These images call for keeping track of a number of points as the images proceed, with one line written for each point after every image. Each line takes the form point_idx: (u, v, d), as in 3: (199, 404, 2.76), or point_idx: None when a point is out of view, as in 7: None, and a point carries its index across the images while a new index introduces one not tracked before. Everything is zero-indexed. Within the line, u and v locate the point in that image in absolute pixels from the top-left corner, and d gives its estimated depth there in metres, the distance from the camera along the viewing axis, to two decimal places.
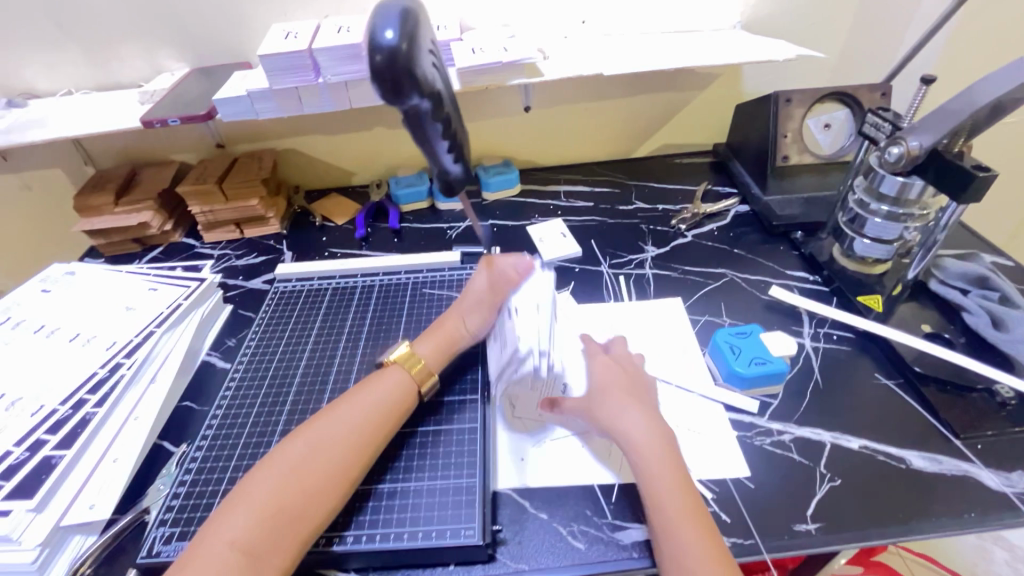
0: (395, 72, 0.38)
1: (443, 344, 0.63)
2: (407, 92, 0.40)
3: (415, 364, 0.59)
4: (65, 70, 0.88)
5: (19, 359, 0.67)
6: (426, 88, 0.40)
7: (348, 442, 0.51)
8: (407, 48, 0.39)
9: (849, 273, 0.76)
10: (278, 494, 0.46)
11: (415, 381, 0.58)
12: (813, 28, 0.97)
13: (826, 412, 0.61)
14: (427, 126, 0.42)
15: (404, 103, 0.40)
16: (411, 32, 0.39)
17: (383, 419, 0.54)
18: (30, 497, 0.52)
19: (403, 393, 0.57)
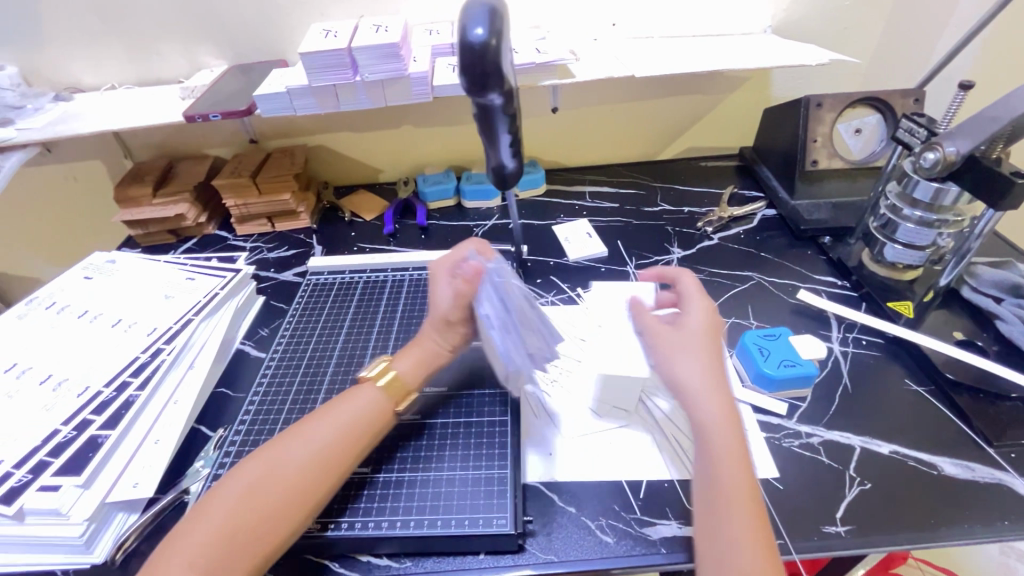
0: (481, 65, 0.49)
1: (421, 363, 0.59)
2: (488, 86, 0.51)
3: (391, 383, 0.56)
4: (109, 65, 0.91)
5: (66, 342, 0.69)
6: (504, 84, 0.51)
7: (317, 457, 0.50)
8: (493, 45, 0.49)
9: (878, 279, 0.76)
10: (245, 504, 0.46)
11: (390, 400, 0.56)
12: (845, 33, 0.96)
13: (855, 416, 0.61)
14: (496, 118, 0.54)
15: (483, 96, 0.52)
16: (498, 31, 0.49)
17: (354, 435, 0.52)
18: (79, 474, 0.54)
19: (374, 412, 0.54)
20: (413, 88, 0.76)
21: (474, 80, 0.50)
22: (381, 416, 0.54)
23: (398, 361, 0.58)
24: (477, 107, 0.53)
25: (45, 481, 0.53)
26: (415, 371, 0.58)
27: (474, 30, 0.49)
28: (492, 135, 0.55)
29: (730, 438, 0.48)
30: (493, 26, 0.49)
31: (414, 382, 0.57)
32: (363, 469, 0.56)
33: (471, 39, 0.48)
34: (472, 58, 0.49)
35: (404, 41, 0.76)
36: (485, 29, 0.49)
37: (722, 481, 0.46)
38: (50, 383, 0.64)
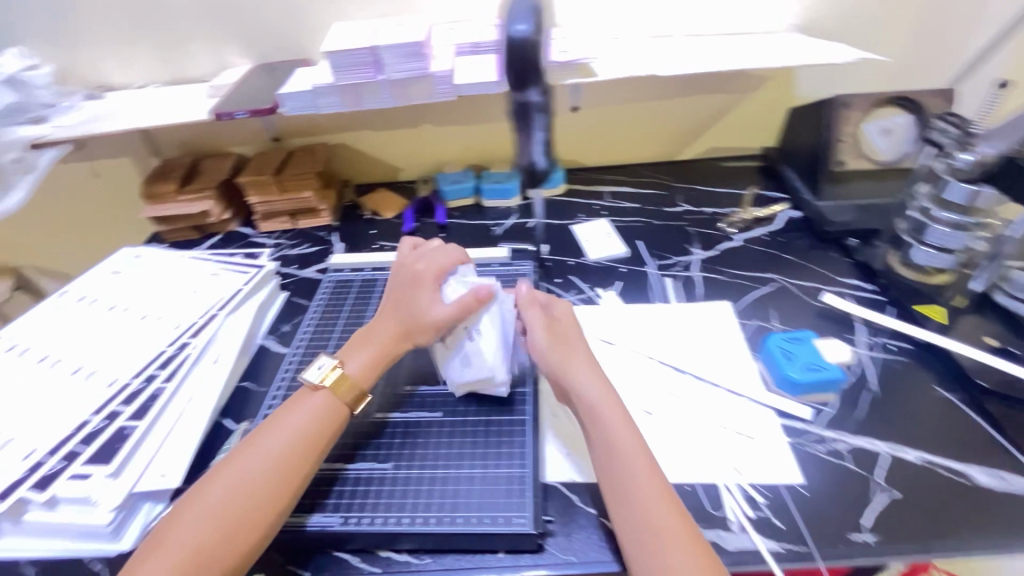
0: (523, 60, 0.52)
1: (378, 359, 0.59)
2: (527, 81, 0.53)
3: (340, 382, 0.56)
4: (139, 64, 0.93)
5: (95, 334, 0.71)
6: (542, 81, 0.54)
7: (277, 463, 0.50)
8: (535, 40, 0.52)
9: (907, 282, 0.74)
10: (208, 515, 0.46)
11: (344, 402, 0.56)
12: (873, 30, 0.94)
13: (883, 423, 0.59)
14: (532, 114, 0.56)
15: (522, 91, 0.54)
16: (541, 27, 0.53)
17: (310, 440, 0.52)
18: (109, 463, 0.55)
19: (326, 418, 0.54)
20: (435, 87, 0.76)
21: (516, 75, 0.53)
22: (333, 420, 0.54)
23: (351, 360, 0.59)
24: (515, 102, 0.56)
25: (77, 470, 0.55)
26: (369, 368, 0.58)
27: (518, 26, 0.52)
28: (526, 131, 0.58)
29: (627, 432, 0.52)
30: (535, 24, 0.52)
31: (368, 380, 0.58)
32: (384, 465, 0.56)
33: (515, 34, 0.51)
34: (514, 51, 0.52)
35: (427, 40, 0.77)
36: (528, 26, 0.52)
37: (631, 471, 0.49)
38: (81, 375, 0.65)
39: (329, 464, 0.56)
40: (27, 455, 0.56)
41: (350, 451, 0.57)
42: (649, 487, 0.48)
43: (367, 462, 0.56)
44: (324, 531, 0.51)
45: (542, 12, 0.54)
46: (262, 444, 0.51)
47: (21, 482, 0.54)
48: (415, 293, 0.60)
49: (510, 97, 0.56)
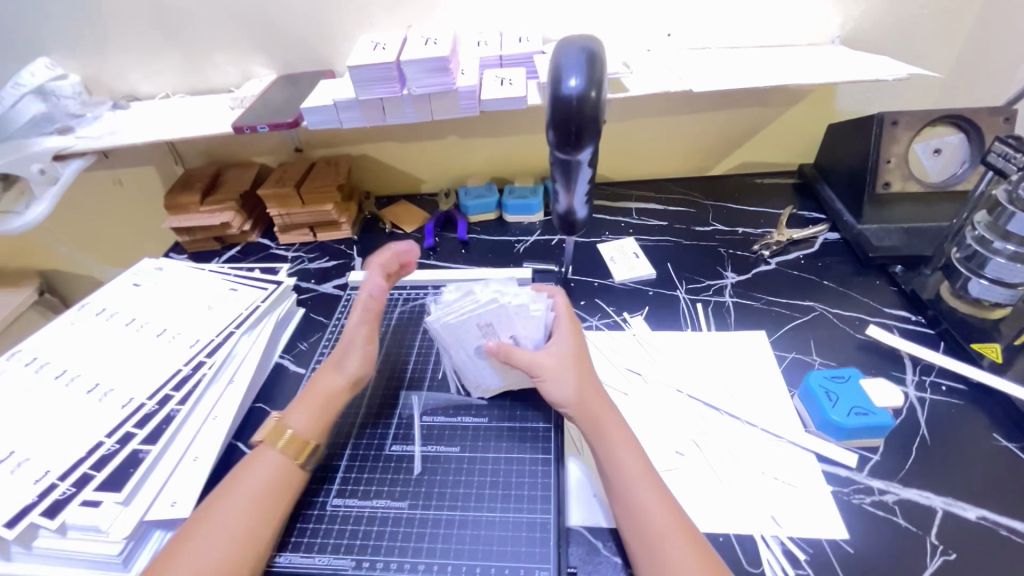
0: (576, 119, 0.52)
1: (320, 408, 0.56)
2: (580, 140, 0.53)
3: (289, 441, 0.53)
4: (165, 75, 0.93)
5: (113, 351, 0.70)
6: (595, 138, 0.54)
7: (252, 508, 0.49)
8: (590, 97, 0.51)
9: (959, 315, 0.69)
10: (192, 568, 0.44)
11: (293, 460, 0.53)
12: (922, 44, 0.89)
13: (937, 475, 0.55)
14: (580, 168, 0.56)
15: (575, 149, 0.54)
16: (595, 83, 0.52)
17: (273, 491, 0.50)
18: (120, 490, 0.54)
19: (282, 477, 0.51)
20: (461, 101, 0.74)
21: (567, 135, 0.52)
22: (289, 471, 0.52)
23: (292, 415, 0.55)
24: (560, 159, 0.55)
25: (88, 496, 0.54)
26: (313, 420, 0.55)
27: (570, 82, 0.51)
28: (571, 184, 0.57)
29: (621, 435, 0.53)
30: (589, 79, 0.51)
31: (317, 428, 0.55)
32: (399, 503, 0.53)
33: (569, 91, 0.51)
34: (568, 112, 0.51)
35: (453, 54, 0.75)
36: (583, 82, 0.51)
37: (632, 482, 0.49)
38: (96, 393, 0.64)
39: (340, 500, 0.54)
40: (39, 478, 0.55)
41: (364, 487, 0.55)
42: (644, 485, 0.49)
43: (382, 499, 0.54)
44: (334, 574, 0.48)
45: (597, 64, 0.52)
46: (235, 489, 0.50)
47: (32, 507, 0.53)
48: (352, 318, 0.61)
49: (553, 154, 0.55)
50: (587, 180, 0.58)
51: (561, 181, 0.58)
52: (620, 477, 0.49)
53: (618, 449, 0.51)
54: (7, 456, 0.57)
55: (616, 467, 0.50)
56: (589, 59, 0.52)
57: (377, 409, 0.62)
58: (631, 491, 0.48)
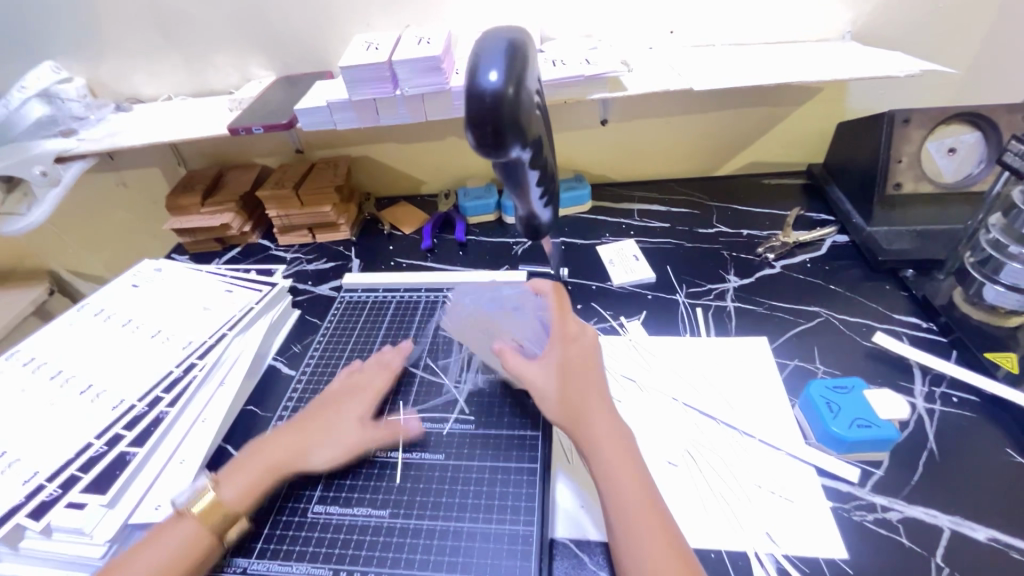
0: (494, 118, 0.42)
1: (255, 479, 0.52)
2: (505, 142, 0.43)
3: (210, 510, 0.49)
4: (168, 78, 0.94)
5: (108, 352, 0.71)
6: (523, 137, 0.44)
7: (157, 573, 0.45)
8: (509, 92, 0.42)
9: (972, 322, 0.66)
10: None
11: (210, 531, 0.48)
12: (938, 39, 0.85)
13: (944, 492, 0.52)
14: (524, 172, 0.50)
15: (502, 154, 0.45)
16: (515, 75, 0.42)
17: (192, 552, 0.47)
18: (105, 493, 0.54)
19: (188, 549, 0.47)
20: (455, 102, 0.73)
21: (489, 137, 0.43)
22: (205, 536, 0.48)
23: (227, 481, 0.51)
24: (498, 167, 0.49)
25: (74, 498, 0.54)
26: (243, 493, 0.51)
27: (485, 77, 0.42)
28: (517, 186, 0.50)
29: (619, 445, 0.50)
30: (509, 72, 0.42)
31: (241, 503, 0.51)
32: (381, 511, 0.52)
33: (482, 87, 0.41)
34: (483, 109, 0.41)
35: (447, 54, 0.73)
36: (501, 74, 0.42)
37: (623, 489, 0.47)
38: (89, 394, 0.65)
39: (321, 507, 0.53)
40: (28, 479, 0.55)
41: (346, 494, 0.54)
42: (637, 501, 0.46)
43: (363, 507, 0.53)
44: None
45: (517, 53, 0.44)
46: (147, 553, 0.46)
47: (18, 508, 0.53)
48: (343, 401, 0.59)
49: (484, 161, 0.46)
50: (537, 181, 0.52)
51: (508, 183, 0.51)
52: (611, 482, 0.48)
53: (614, 456, 0.49)
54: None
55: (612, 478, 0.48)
56: (510, 51, 0.44)
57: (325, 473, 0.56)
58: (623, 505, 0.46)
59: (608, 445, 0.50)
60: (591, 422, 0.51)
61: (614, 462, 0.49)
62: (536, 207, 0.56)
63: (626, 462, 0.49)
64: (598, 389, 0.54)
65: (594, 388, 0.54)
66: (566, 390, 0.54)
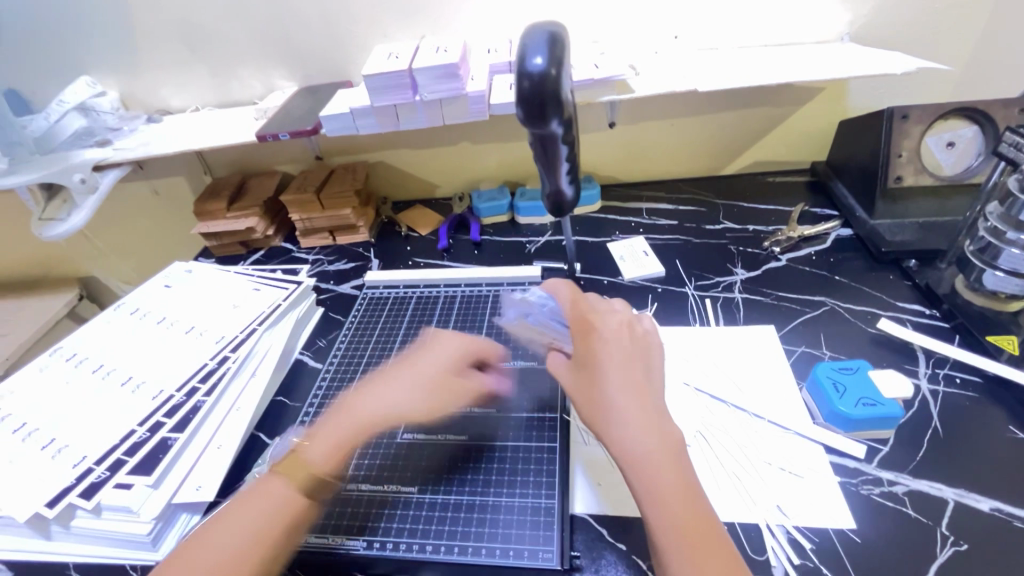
0: (540, 95, 0.49)
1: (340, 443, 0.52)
2: (547, 116, 0.50)
3: (300, 472, 0.50)
4: (195, 90, 0.99)
5: (145, 346, 0.74)
6: (562, 112, 0.50)
7: (266, 527, 0.47)
8: (553, 74, 0.48)
9: (974, 308, 0.69)
10: (220, 557, 0.45)
11: (300, 492, 0.49)
12: (935, 39, 0.88)
13: (949, 466, 0.54)
14: (555, 147, 0.55)
15: (542, 125, 0.51)
16: (560, 59, 0.49)
17: (286, 512, 0.48)
18: (149, 474, 0.57)
19: (279, 511, 0.48)
20: (470, 106, 0.77)
21: (533, 111, 0.49)
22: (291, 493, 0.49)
23: (315, 440, 0.52)
24: (534, 137, 0.53)
25: (121, 479, 0.57)
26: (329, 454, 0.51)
27: (534, 60, 0.48)
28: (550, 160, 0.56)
29: (653, 431, 0.46)
30: (552, 56, 0.48)
31: (324, 464, 0.51)
32: (409, 488, 0.55)
33: (532, 69, 0.48)
34: (530, 88, 0.48)
35: (463, 61, 0.77)
36: (545, 59, 0.48)
37: (658, 481, 0.43)
38: (130, 385, 0.68)
39: (354, 485, 0.56)
40: (77, 463, 0.59)
41: (374, 472, 0.57)
42: (672, 496, 0.43)
43: (391, 483, 0.56)
44: (347, 552, 0.51)
45: (561, 44, 0.50)
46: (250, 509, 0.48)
47: (70, 489, 0.56)
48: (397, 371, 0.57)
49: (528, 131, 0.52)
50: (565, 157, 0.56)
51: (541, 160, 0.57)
52: (644, 476, 0.44)
53: (647, 445, 0.45)
54: (50, 443, 0.62)
55: (642, 465, 0.44)
56: (555, 40, 0.50)
57: (556, 472, 0.55)
58: (654, 496, 0.43)
59: (647, 454, 0.45)
60: (621, 420, 0.46)
61: (655, 473, 0.44)
62: (563, 184, 0.60)
63: (668, 472, 0.44)
64: (633, 388, 0.48)
65: (625, 385, 0.48)
66: (585, 387, 0.50)
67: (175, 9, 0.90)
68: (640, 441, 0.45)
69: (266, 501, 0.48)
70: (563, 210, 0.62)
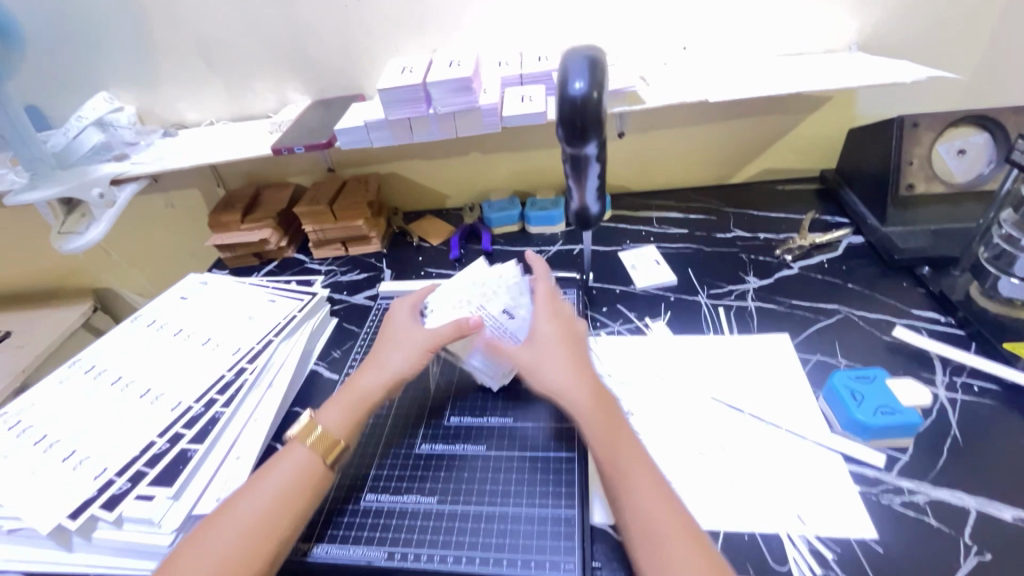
0: (581, 116, 0.55)
1: (350, 407, 0.58)
2: (586, 134, 0.56)
3: (319, 439, 0.55)
4: (210, 104, 1.01)
5: (163, 357, 0.75)
6: (600, 133, 0.56)
7: (287, 491, 0.51)
8: (593, 97, 0.54)
9: (989, 315, 0.68)
10: (247, 522, 0.48)
11: (321, 458, 0.54)
12: (943, 46, 0.89)
13: (969, 476, 0.54)
14: (588, 166, 0.59)
15: (581, 144, 0.56)
16: (598, 83, 0.55)
17: (309, 474, 0.53)
18: (170, 486, 0.58)
19: (305, 472, 0.53)
20: (483, 118, 0.78)
21: (574, 130, 0.55)
22: (316, 456, 0.54)
23: (327, 410, 0.58)
24: (570, 156, 0.58)
25: (142, 491, 0.58)
26: (343, 419, 0.57)
27: (575, 84, 0.54)
28: (581, 179, 0.60)
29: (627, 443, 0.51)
30: (592, 80, 0.54)
31: (341, 425, 0.56)
32: (429, 498, 0.56)
33: (574, 92, 0.54)
34: (573, 109, 0.54)
35: (476, 74, 0.79)
36: (586, 83, 0.54)
37: (636, 484, 0.48)
38: (149, 397, 0.69)
39: (373, 495, 0.57)
40: (98, 474, 0.60)
41: (395, 483, 0.57)
42: (652, 499, 0.47)
43: (412, 495, 0.56)
44: (368, 564, 0.51)
45: (600, 69, 0.56)
46: (270, 477, 0.52)
47: (92, 500, 0.57)
48: (384, 345, 0.63)
49: (567, 150, 0.57)
50: (598, 175, 0.61)
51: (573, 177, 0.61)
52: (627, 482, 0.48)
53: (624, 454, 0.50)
54: (71, 455, 0.62)
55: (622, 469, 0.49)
56: (593, 65, 0.55)
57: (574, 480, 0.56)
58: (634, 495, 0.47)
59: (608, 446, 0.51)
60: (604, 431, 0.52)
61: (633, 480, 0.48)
62: (590, 202, 0.63)
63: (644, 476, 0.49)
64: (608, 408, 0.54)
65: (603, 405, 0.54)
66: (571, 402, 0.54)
67: (192, 26, 0.92)
68: (602, 435, 0.51)
69: (289, 467, 0.53)
70: (589, 225, 0.65)
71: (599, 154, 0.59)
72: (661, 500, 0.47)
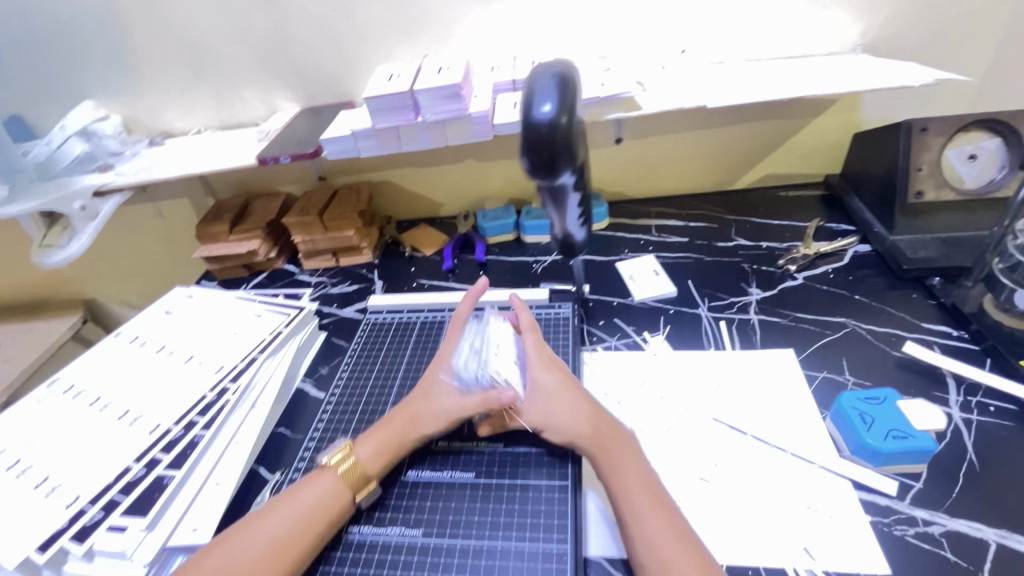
0: (548, 145, 0.51)
1: (387, 443, 0.57)
2: (556, 165, 0.52)
3: (351, 470, 0.54)
4: (197, 112, 0.98)
5: (143, 376, 0.73)
6: (573, 162, 0.53)
7: (303, 520, 0.50)
8: (562, 122, 0.51)
9: (1004, 329, 0.65)
10: (260, 547, 0.47)
11: (350, 489, 0.53)
12: (951, 48, 0.86)
13: (987, 505, 0.50)
14: (565, 194, 0.57)
15: (552, 175, 0.53)
16: (567, 107, 0.51)
17: (330, 507, 0.52)
18: (144, 516, 0.55)
19: (329, 503, 0.52)
20: (474, 126, 0.75)
21: (543, 159, 0.52)
22: (343, 490, 0.53)
23: (364, 442, 0.57)
24: (543, 187, 0.55)
25: (114, 521, 0.55)
26: (377, 454, 0.56)
27: (541, 109, 0.51)
28: (560, 206, 0.58)
29: (637, 475, 0.50)
30: (560, 104, 0.51)
31: (376, 463, 0.55)
32: (414, 531, 0.53)
33: (539, 118, 0.50)
34: (540, 138, 0.50)
35: (465, 81, 0.76)
36: (554, 107, 0.50)
37: (643, 515, 0.47)
38: (127, 419, 0.66)
39: (356, 526, 0.54)
40: (70, 503, 0.57)
41: (379, 514, 0.55)
42: (661, 532, 0.45)
43: (395, 527, 0.53)
44: None
45: (569, 89, 0.52)
46: (289, 502, 0.51)
47: (62, 532, 0.54)
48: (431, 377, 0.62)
49: (537, 182, 0.54)
50: (576, 202, 0.58)
51: (551, 204, 0.58)
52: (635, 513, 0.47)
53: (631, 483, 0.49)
54: (43, 482, 0.60)
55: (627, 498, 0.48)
56: (562, 85, 0.52)
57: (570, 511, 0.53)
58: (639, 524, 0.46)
59: (618, 479, 0.50)
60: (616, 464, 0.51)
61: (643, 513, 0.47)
62: (571, 227, 0.61)
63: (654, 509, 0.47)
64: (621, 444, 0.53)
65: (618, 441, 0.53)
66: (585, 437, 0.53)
67: (177, 32, 0.89)
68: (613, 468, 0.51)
69: (315, 493, 0.52)
70: (574, 250, 0.63)
71: (575, 181, 0.56)
72: (658, 509, 0.47)
